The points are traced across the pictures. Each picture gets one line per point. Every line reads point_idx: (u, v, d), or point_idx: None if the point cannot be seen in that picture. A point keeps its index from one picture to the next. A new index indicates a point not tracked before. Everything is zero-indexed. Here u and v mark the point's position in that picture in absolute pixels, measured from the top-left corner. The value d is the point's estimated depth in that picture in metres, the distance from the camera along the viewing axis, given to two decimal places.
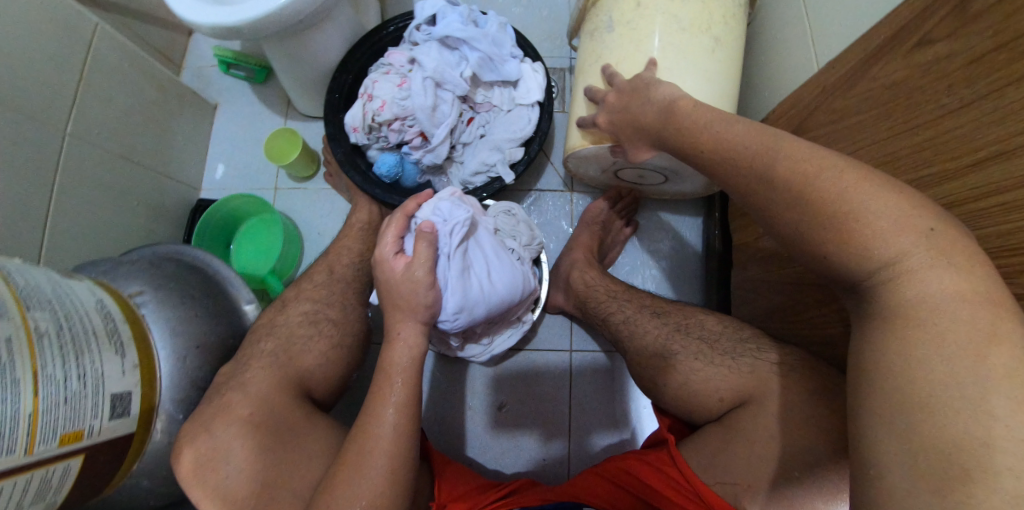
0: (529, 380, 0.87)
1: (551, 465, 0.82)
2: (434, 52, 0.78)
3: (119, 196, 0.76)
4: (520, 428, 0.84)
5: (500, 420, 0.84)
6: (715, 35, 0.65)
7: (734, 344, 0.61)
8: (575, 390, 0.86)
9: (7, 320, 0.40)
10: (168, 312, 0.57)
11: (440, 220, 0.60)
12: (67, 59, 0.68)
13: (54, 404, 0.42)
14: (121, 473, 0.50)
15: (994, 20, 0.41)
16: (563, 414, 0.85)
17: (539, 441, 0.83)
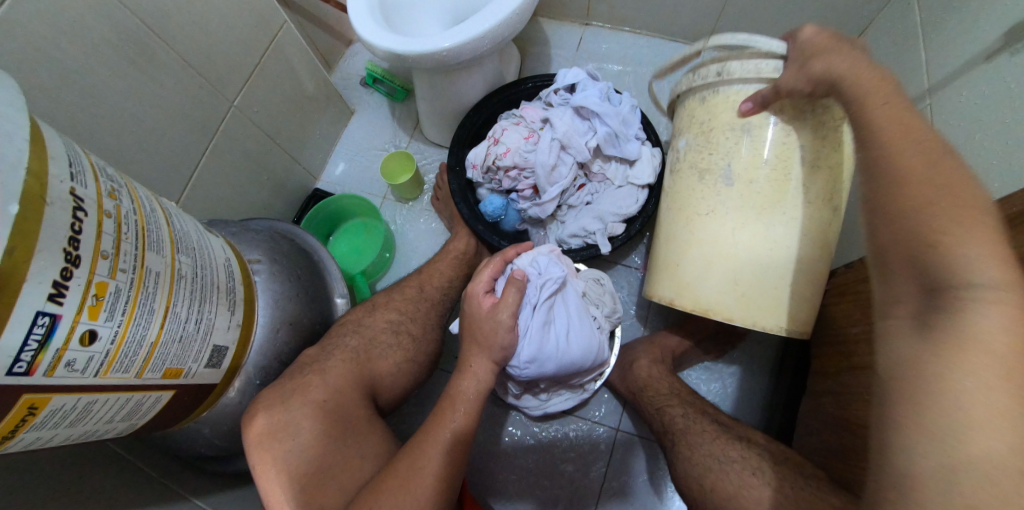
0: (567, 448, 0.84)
1: None
2: (568, 118, 0.83)
3: (255, 169, 0.84)
4: (541, 496, 0.82)
5: (526, 480, 0.83)
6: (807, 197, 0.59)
7: (794, 472, 0.56)
8: (608, 471, 0.83)
9: (162, 256, 0.44)
10: (275, 285, 0.62)
11: (534, 270, 0.61)
12: (256, 46, 0.77)
13: (171, 339, 0.44)
14: (191, 416, 0.53)
15: None
16: (589, 496, 0.81)
17: None
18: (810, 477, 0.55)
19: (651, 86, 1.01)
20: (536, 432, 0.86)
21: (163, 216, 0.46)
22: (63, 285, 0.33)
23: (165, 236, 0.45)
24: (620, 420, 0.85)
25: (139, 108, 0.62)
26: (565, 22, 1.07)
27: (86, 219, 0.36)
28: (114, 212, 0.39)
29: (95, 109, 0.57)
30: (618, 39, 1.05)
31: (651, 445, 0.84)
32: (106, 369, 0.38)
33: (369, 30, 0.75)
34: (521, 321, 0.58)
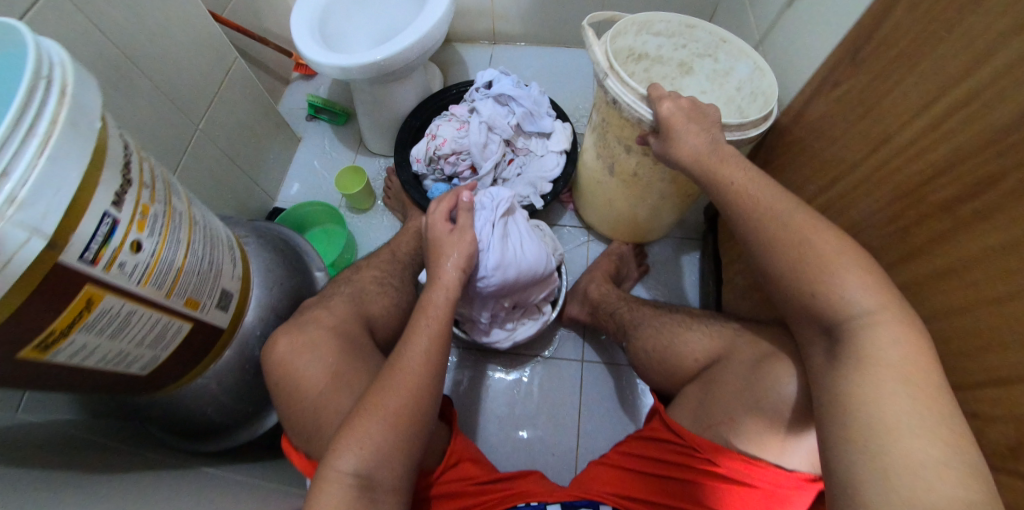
0: (544, 387, 0.94)
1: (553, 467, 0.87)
2: (489, 106, 1.00)
3: (219, 186, 0.92)
4: (528, 432, 0.90)
5: (512, 422, 0.91)
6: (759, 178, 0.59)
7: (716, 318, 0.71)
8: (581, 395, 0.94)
9: (181, 203, 0.53)
10: (263, 256, 0.71)
11: (487, 199, 0.75)
12: (212, 77, 0.88)
13: (192, 271, 0.53)
14: (204, 363, 0.60)
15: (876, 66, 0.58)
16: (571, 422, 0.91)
17: (547, 444, 0.89)
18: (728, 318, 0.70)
19: (554, 84, 1.23)
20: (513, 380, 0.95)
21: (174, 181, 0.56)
22: (121, 195, 0.43)
23: (182, 192, 0.55)
24: (584, 353, 0.97)
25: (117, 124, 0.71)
26: (476, 46, 1.28)
27: (130, 157, 0.46)
28: (145, 159, 0.49)
29: None
30: (521, 53, 1.27)
31: (614, 367, 0.96)
32: (147, 281, 0.46)
33: (315, 53, 0.89)
34: (483, 235, 0.70)
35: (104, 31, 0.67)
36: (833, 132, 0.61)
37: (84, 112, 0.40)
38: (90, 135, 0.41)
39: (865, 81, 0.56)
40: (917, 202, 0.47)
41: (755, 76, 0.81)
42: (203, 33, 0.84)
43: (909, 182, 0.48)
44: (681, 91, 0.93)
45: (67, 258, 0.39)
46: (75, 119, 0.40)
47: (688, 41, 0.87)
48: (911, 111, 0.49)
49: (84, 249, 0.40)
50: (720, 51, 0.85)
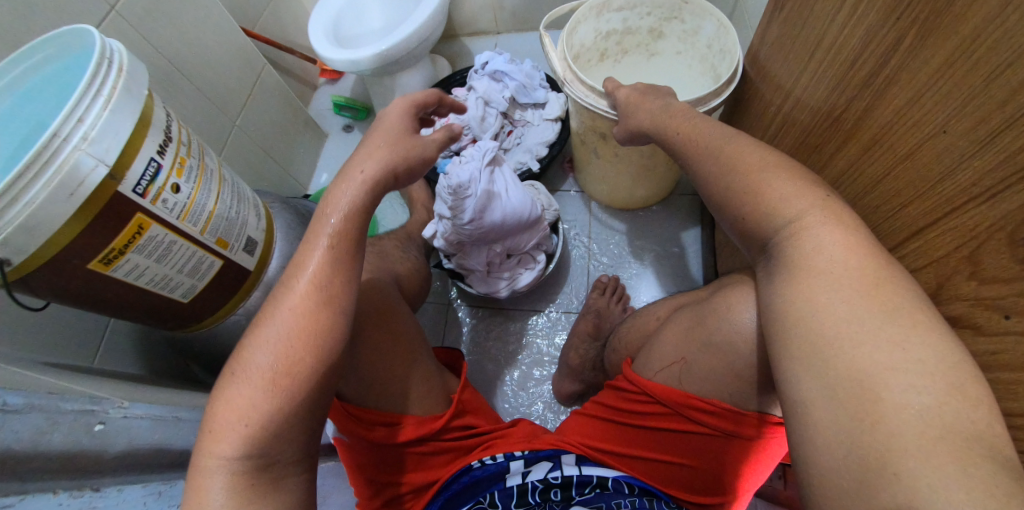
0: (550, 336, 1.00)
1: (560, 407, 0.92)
2: (485, 82, 1.08)
3: (256, 174, 1.06)
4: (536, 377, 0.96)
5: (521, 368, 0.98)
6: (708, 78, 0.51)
7: None
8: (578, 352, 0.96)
9: (212, 161, 0.65)
10: (286, 216, 0.83)
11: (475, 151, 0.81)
12: (245, 81, 1.03)
13: (221, 216, 0.64)
14: (235, 300, 0.71)
15: None
16: None
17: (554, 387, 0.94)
18: None
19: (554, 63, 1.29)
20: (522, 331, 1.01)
21: None
22: (164, 146, 0.55)
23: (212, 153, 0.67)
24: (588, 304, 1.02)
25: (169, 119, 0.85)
26: (482, 37, 1.38)
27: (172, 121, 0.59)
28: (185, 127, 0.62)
29: None
30: (523, 39, 1.35)
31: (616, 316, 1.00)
32: (184, 217, 0.58)
33: (329, 53, 1.02)
34: (470, 182, 0.77)
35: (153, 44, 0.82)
36: (787, 51, 0.63)
37: (133, 82, 0.52)
38: (140, 98, 0.53)
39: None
40: (848, 92, 0.50)
41: (719, 35, 0.84)
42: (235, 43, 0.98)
43: (842, 74, 0.51)
44: (657, 54, 0.99)
45: (123, 189, 0.50)
46: (129, 86, 0.52)
47: (650, 7, 0.91)
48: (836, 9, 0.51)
49: (135, 184, 0.51)
50: (683, 13, 0.89)
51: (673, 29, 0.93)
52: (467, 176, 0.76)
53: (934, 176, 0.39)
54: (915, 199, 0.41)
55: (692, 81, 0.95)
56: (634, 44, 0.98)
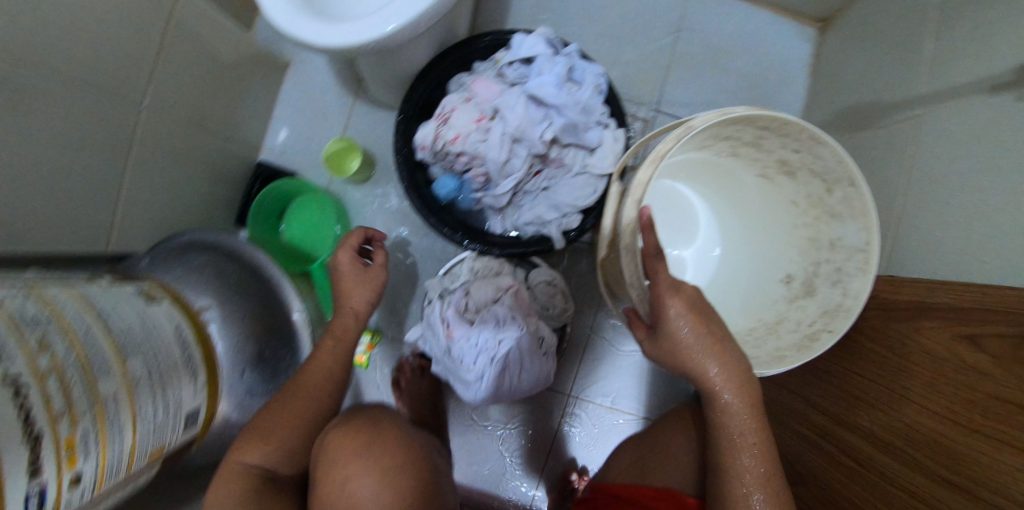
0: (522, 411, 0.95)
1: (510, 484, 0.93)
2: (520, 107, 0.73)
3: (182, 165, 0.77)
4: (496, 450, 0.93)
5: (480, 438, 0.94)
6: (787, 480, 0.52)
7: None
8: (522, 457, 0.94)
9: (112, 377, 0.47)
10: (230, 329, 0.65)
11: (490, 316, 0.60)
12: (150, 33, 0.66)
13: (147, 434, 0.51)
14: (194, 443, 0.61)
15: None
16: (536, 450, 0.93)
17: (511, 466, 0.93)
18: None
19: (625, 33, 0.93)
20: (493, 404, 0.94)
21: (102, 326, 0.48)
22: (37, 460, 0.39)
23: (109, 350, 0.47)
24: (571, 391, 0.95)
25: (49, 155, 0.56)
26: None
27: (28, 393, 0.39)
28: (51, 367, 0.42)
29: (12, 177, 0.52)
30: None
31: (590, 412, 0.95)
32: (98, 484, 0.46)
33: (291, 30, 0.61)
34: (476, 367, 0.59)
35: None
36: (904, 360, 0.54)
37: None
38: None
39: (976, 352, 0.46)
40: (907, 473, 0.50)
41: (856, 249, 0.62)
42: None
43: (921, 458, 0.49)
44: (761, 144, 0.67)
45: None
46: None
47: (804, 150, 0.62)
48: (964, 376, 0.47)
49: None
50: (838, 186, 0.62)
51: (812, 184, 0.66)
52: (469, 356, 0.59)
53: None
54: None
55: (761, 270, 0.77)
56: (752, 157, 0.72)
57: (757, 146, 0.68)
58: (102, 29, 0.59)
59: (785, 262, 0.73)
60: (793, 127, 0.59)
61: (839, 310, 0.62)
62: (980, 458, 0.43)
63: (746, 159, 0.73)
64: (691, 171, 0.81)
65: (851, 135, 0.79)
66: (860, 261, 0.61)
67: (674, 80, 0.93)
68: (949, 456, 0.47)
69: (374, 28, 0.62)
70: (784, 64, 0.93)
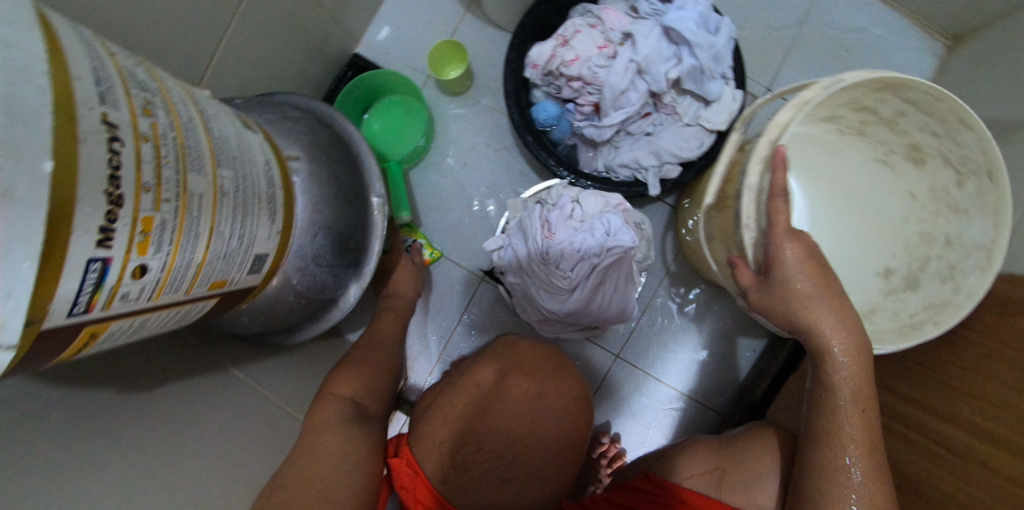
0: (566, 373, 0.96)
1: None
2: (653, 37, 0.70)
3: (290, 32, 0.72)
4: None
5: None
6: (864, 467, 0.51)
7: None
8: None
9: (202, 176, 0.41)
10: (313, 185, 0.61)
11: (598, 229, 0.67)
12: None
13: (216, 256, 0.44)
14: (246, 299, 0.55)
15: None
16: None
17: None
18: None
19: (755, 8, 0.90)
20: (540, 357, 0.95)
21: (202, 125, 0.43)
22: (114, 223, 0.32)
23: (205, 151, 0.42)
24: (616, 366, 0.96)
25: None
26: None
27: (126, 148, 0.33)
28: (151, 133, 0.35)
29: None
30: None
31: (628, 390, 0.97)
32: (159, 293, 0.39)
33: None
34: (574, 274, 0.66)
35: None
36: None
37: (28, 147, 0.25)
38: (42, 184, 0.26)
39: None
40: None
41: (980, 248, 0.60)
42: None
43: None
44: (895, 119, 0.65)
45: (53, 319, 0.31)
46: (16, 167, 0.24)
47: (944, 134, 0.60)
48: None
49: (70, 306, 0.31)
50: (973, 179, 0.60)
51: (940, 174, 0.65)
52: (571, 264, 0.66)
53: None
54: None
55: (856, 258, 0.75)
56: (884, 137, 0.70)
57: (892, 121, 0.66)
58: None
59: (888, 254, 0.72)
60: (943, 105, 0.56)
61: (947, 305, 0.61)
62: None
63: (873, 142, 0.73)
64: (813, 149, 0.79)
65: None
66: (979, 259, 0.59)
67: (793, 64, 0.90)
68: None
69: None
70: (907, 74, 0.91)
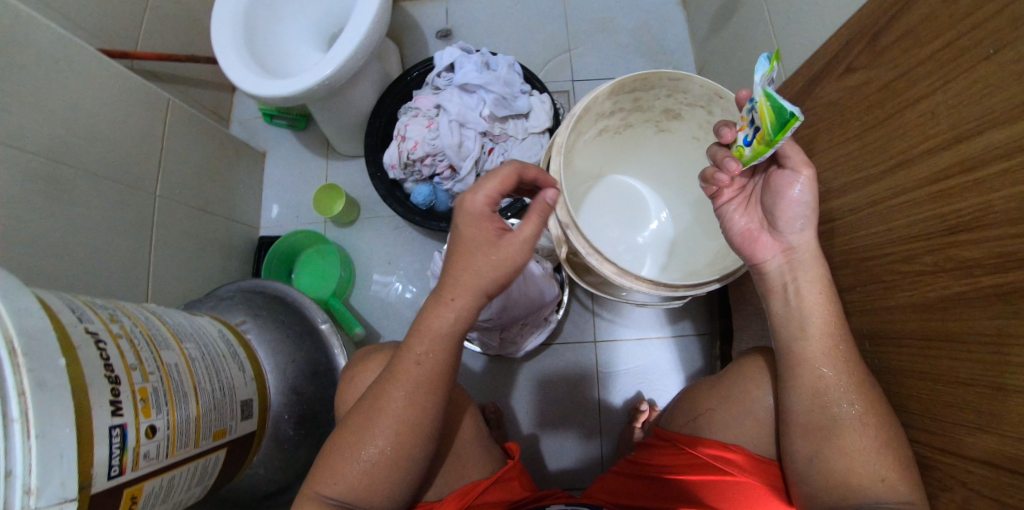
0: (571, 384, 1.01)
1: (587, 458, 0.97)
2: (455, 98, 0.92)
3: (197, 242, 0.90)
4: (558, 425, 0.99)
5: (542, 418, 1.00)
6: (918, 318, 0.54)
7: (916, 352, 0.54)
8: (582, 408, 1.00)
9: (171, 350, 0.54)
10: (266, 334, 0.71)
11: None
12: (153, 135, 0.83)
13: (209, 409, 0.55)
14: (251, 455, 0.63)
15: (894, 53, 0.58)
16: (591, 415, 0.99)
17: (573, 434, 0.98)
18: (911, 342, 0.55)
19: (530, 35, 1.17)
20: (540, 379, 1.01)
21: (156, 317, 0.57)
22: (117, 400, 0.45)
23: (166, 335, 0.55)
24: (599, 342, 1.03)
25: (94, 234, 0.70)
26: (429, 2, 1.20)
27: (106, 345, 0.47)
28: (122, 332, 0.50)
29: (66, 250, 0.65)
30: (478, 7, 1.19)
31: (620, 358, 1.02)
32: (172, 448, 0.50)
33: (249, 84, 0.84)
34: None
35: (49, 155, 0.65)
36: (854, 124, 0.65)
37: (46, 353, 0.41)
38: (61, 370, 0.41)
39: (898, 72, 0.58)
40: (925, 262, 0.53)
41: None
42: (133, 89, 0.79)
43: (926, 231, 0.53)
44: (648, 105, 0.84)
45: (99, 484, 0.43)
46: (43, 377, 0.40)
47: (673, 91, 0.80)
48: (935, 145, 0.52)
49: (107, 469, 0.43)
50: (714, 104, 0.78)
51: (695, 115, 0.83)
52: None
53: (991, 335, 0.46)
54: (974, 373, 0.48)
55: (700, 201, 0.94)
56: (643, 119, 0.88)
57: (642, 108, 0.85)
58: (119, 131, 0.77)
59: None
60: (652, 78, 0.77)
61: None
62: (997, 205, 0.46)
63: (642, 127, 0.91)
64: (586, 161, 0.94)
65: (727, 26, 1.01)
66: None
67: (577, 55, 1.16)
68: (953, 215, 0.50)
69: (327, 66, 0.84)
70: (659, 14, 1.18)
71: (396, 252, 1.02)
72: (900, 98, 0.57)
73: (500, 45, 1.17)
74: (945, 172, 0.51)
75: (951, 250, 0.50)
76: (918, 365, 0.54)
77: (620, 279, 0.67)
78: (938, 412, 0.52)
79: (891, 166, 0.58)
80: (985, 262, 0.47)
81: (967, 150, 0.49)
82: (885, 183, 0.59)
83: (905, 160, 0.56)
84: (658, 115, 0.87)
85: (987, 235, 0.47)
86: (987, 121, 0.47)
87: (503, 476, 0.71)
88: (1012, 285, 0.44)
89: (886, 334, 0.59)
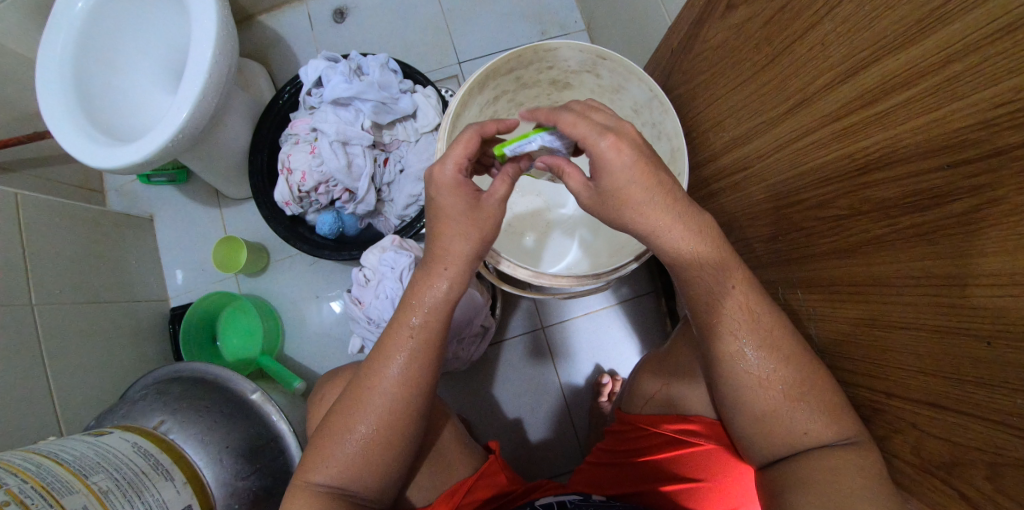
0: (530, 371, 1.01)
1: (560, 438, 0.99)
2: (331, 116, 0.85)
3: (99, 339, 0.83)
4: (526, 414, 1.00)
5: (510, 412, 1.00)
6: (841, 267, 0.48)
7: (842, 302, 0.49)
8: (546, 391, 1.01)
9: (76, 492, 0.49)
10: (190, 429, 0.67)
11: (386, 266, 0.76)
12: (11, 241, 0.74)
13: None
14: None
15: None
16: (555, 396, 1.01)
17: (543, 419, 1.00)
18: (838, 292, 0.49)
19: (404, 23, 1.08)
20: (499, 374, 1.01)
21: (51, 460, 0.52)
22: None
23: (68, 476, 0.50)
24: (547, 323, 1.03)
25: None
26: (287, 9, 1.09)
27: None
28: (8, 497, 0.45)
29: None
30: (343, 3, 1.09)
31: (574, 335, 1.03)
32: None
33: (94, 157, 0.74)
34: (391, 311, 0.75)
35: None
36: (735, 70, 0.58)
37: None
38: None
39: (763, 15, 0.52)
40: (839, 205, 0.47)
41: (653, 106, 0.73)
42: None
43: (834, 173, 0.46)
44: (530, 78, 0.79)
45: None
46: None
47: (555, 61, 0.75)
48: (830, 80, 0.45)
49: None
50: (599, 67, 0.74)
51: (584, 79, 0.79)
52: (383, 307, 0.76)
53: (914, 281, 0.40)
54: (902, 322, 0.42)
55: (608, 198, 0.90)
56: (532, 95, 0.84)
57: (525, 83, 0.80)
58: None
59: None
60: (527, 54, 0.71)
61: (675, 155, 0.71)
62: (901, 139, 0.39)
63: (533, 102, 0.85)
64: None
65: None
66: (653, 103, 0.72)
67: (459, 34, 1.08)
68: (860, 154, 0.43)
69: (179, 115, 0.75)
70: None
71: (320, 288, 0.98)
72: (782, 28, 0.49)
73: (375, 40, 1.08)
74: (843, 106, 0.44)
75: (862, 193, 0.44)
76: (847, 316, 0.49)
77: (538, 280, 0.66)
78: (871, 364, 0.47)
79: (789, 106, 0.50)
80: (899, 202, 0.40)
81: (859, 80, 0.42)
82: (785, 126, 0.52)
83: (806, 97, 0.48)
84: (545, 85, 0.82)
85: (891, 174, 0.40)
86: (870, 47, 0.40)
87: (485, 471, 0.65)
88: (929, 223, 0.38)
89: (812, 284, 0.53)
